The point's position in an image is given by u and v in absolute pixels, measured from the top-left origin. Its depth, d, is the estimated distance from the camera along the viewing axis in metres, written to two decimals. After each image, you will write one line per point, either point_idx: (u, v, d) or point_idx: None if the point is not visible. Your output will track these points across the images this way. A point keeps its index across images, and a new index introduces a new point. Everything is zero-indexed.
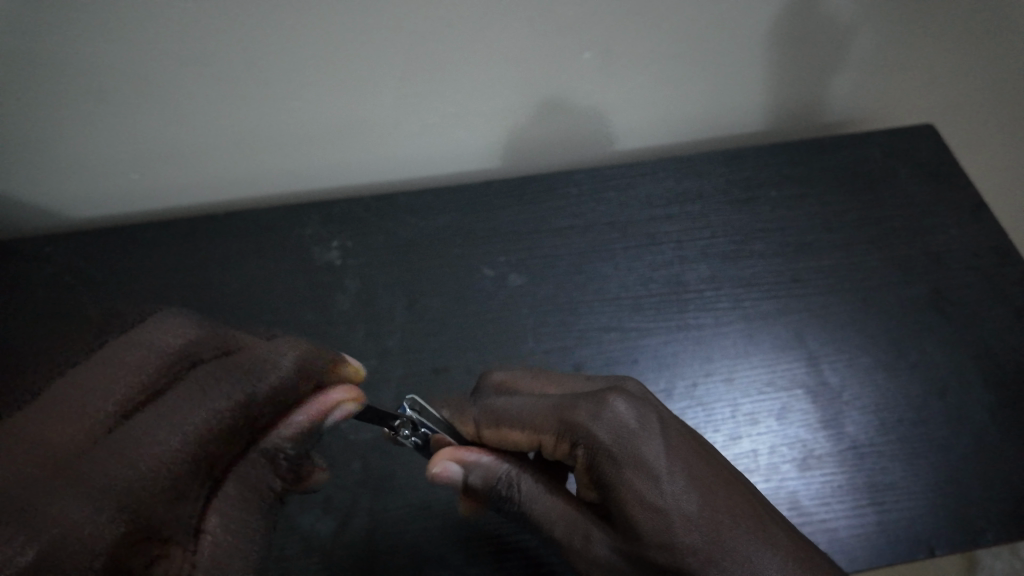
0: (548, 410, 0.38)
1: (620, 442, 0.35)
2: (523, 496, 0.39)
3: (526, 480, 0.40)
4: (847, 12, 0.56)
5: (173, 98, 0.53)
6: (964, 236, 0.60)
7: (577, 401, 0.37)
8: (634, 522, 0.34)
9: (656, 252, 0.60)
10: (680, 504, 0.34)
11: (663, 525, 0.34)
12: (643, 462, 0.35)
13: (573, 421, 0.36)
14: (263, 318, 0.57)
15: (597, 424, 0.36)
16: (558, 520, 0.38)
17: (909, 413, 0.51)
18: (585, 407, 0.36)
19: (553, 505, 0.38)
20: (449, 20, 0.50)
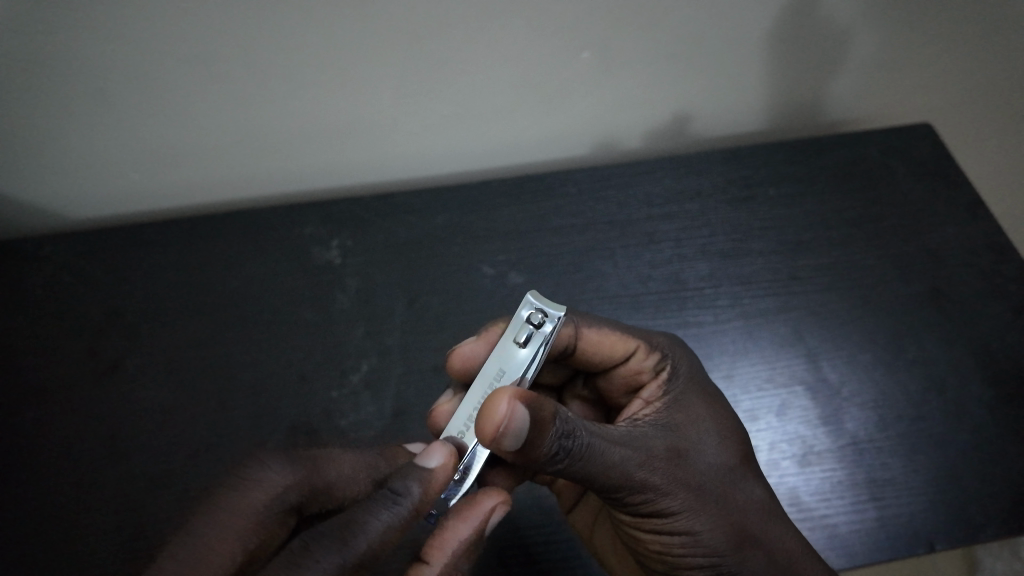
0: (635, 330, 0.45)
1: (698, 369, 0.45)
2: (588, 427, 0.34)
3: (579, 421, 0.34)
4: (844, 11, 0.56)
5: (174, 99, 0.54)
6: (962, 234, 0.60)
7: (652, 334, 0.46)
8: (699, 428, 0.40)
9: (655, 250, 0.60)
10: (732, 425, 0.42)
11: (719, 434, 0.41)
12: (709, 386, 0.44)
13: (659, 342, 0.45)
14: (265, 317, 0.57)
15: (682, 355, 0.45)
16: (629, 444, 0.36)
17: (908, 410, 0.51)
18: (673, 340, 0.46)
19: (615, 432, 0.36)
20: (449, 19, 0.51)
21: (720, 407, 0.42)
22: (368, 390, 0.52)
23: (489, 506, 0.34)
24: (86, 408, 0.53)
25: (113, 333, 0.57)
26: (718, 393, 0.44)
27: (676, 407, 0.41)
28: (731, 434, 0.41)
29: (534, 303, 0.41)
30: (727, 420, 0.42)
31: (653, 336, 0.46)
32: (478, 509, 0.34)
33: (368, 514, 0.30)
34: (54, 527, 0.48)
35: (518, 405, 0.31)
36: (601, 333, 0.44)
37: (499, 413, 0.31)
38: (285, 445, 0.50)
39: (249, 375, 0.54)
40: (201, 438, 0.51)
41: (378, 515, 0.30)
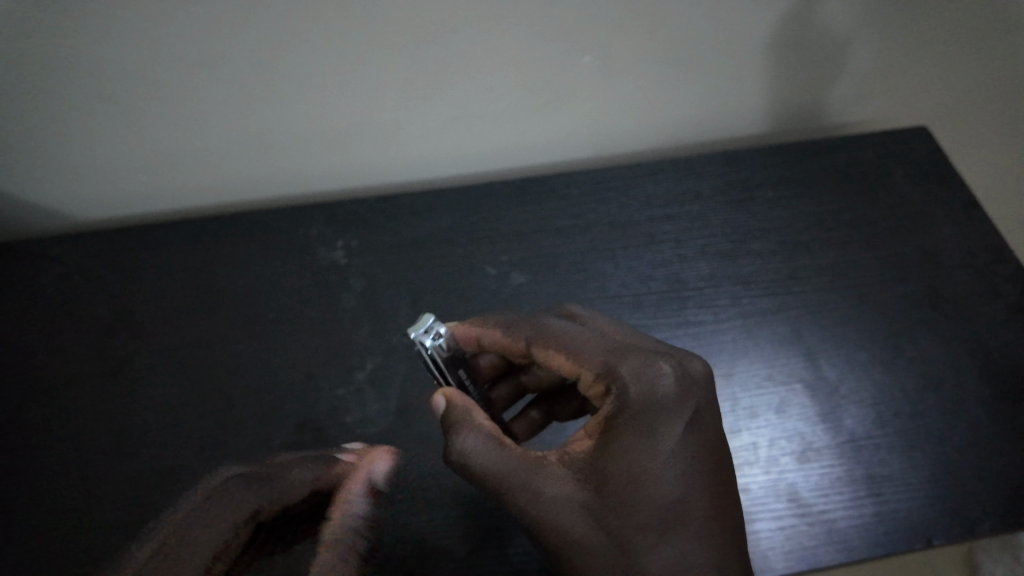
0: (602, 349, 0.39)
1: (665, 398, 0.37)
2: (483, 443, 0.37)
3: (470, 440, 0.37)
4: (838, 20, 0.57)
5: (186, 105, 0.55)
6: (958, 235, 0.61)
7: (634, 353, 0.38)
8: (608, 482, 0.36)
9: (655, 251, 0.61)
10: (666, 486, 0.35)
11: (632, 496, 0.35)
12: (666, 426, 0.36)
13: (621, 366, 0.38)
14: (272, 316, 0.58)
15: (646, 378, 0.37)
16: (515, 472, 0.37)
17: (904, 407, 0.52)
18: (642, 357, 0.38)
19: (509, 457, 0.37)
20: (453, 23, 0.51)
21: (656, 460, 0.36)
22: (374, 388, 0.53)
23: (366, 466, 0.45)
24: (96, 405, 0.54)
25: (120, 331, 0.58)
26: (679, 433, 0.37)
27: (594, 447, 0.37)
28: (656, 496, 0.35)
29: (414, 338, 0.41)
30: (658, 475, 0.36)
31: (614, 351, 0.39)
32: (356, 469, 0.44)
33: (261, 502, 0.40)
34: (63, 524, 0.48)
35: (439, 398, 0.41)
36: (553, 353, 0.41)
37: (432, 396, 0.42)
38: (292, 442, 0.51)
39: (255, 374, 0.55)
40: (208, 434, 0.52)
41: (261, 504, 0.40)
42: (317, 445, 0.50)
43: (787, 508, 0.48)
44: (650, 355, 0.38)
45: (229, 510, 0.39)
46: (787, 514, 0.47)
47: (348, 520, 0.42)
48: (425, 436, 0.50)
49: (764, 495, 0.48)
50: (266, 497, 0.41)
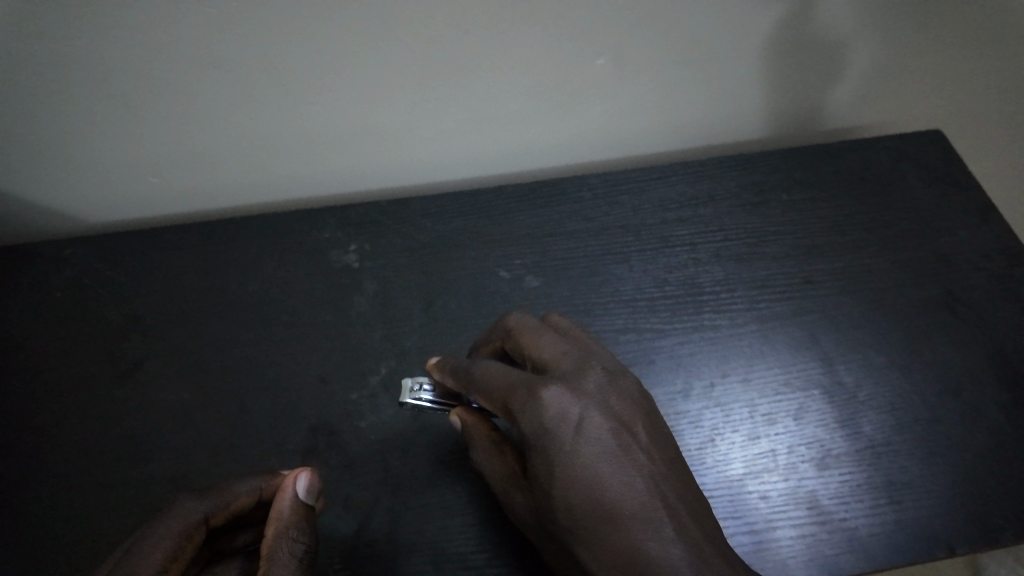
0: (500, 388, 0.42)
1: (549, 426, 0.39)
2: (486, 457, 0.44)
3: (479, 455, 0.44)
4: (856, 26, 0.57)
5: (199, 107, 0.54)
6: (974, 238, 0.61)
7: (521, 387, 0.41)
8: (538, 496, 0.40)
9: (670, 255, 0.60)
10: (570, 493, 0.38)
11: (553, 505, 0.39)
12: (555, 450, 0.39)
13: (511, 405, 0.41)
14: (283, 320, 0.58)
15: (528, 412, 0.40)
16: (497, 485, 0.44)
17: (923, 413, 0.51)
18: (522, 394, 0.40)
19: (497, 471, 0.44)
20: (467, 25, 0.51)
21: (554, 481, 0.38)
22: (387, 392, 0.53)
23: (289, 485, 0.41)
24: (106, 409, 0.53)
25: (130, 335, 0.57)
26: (569, 453, 0.39)
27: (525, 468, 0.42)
28: (567, 502, 0.38)
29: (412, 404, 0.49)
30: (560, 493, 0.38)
31: (505, 390, 0.41)
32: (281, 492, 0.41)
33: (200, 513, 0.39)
34: (73, 530, 0.47)
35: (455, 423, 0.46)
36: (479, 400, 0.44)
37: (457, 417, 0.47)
38: (305, 448, 0.50)
39: (266, 378, 0.54)
40: (220, 440, 0.51)
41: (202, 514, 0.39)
42: (330, 450, 0.50)
43: (807, 515, 0.47)
44: (530, 389, 0.40)
45: (180, 515, 0.38)
46: (807, 522, 0.47)
47: (283, 548, 0.39)
48: (439, 442, 0.50)
49: (784, 502, 0.48)
50: (214, 501, 0.40)
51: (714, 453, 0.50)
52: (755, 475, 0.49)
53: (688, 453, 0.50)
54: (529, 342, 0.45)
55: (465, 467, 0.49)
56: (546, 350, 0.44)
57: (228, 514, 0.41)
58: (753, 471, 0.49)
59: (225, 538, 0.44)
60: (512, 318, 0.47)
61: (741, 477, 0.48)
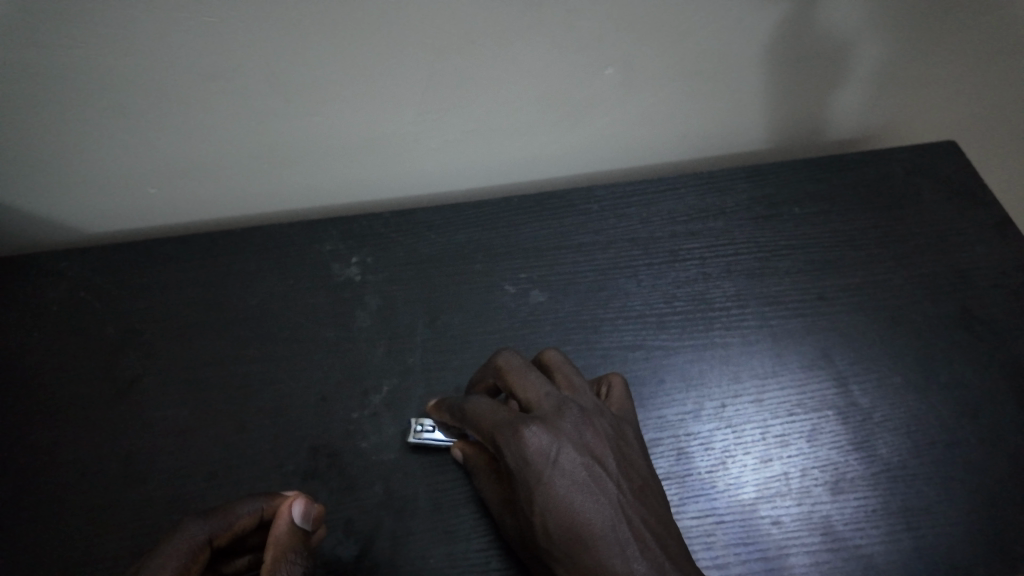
0: (486, 423, 0.42)
1: (525, 466, 0.39)
2: (481, 483, 0.45)
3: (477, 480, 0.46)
4: (872, 37, 0.55)
5: (199, 117, 0.53)
6: (991, 253, 0.59)
7: (503, 423, 0.41)
8: (523, 524, 0.40)
9: (679, 269, 0.59)
10: (548, 524, 0.38)
11: (535, 534, 0.39)
12: (532, 489, 0.39)
13: (495, 440, 0.41)
14: (284, 335, 0.56)
15: (508, 453, 0.40)
16: (492, 509, 0.44)
17: (941, 436, 0.50)
18: (504, 430, 0.41)
19: (490, 496, 0.44)
20: (474, 35, 0.49)
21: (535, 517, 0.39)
22: (389, 411, 0.51)
23: (287, 509, 0.40)
24: (103, 427, 0.52)
25: (128, 350, 0.56)
26: (545, 493, 0.39)
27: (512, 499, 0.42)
28: (546, 532, 0.39)
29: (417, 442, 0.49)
30: (540, 529, 0.39)
31: (487, 429, 0.42)
32: (279, 515, 0.40)
33: (205, 532, 0.38)
34: (68, 552, 0.46)
35: (454, 452, 0.47)
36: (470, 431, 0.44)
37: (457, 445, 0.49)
38: (306, 468, 0.49)
39: (267, 395, 0.53)
40: (219, 459, 0.50)
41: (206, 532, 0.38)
42: (331, 471, 0.49)
43: (821, 542, 0.46)
44: (508, 429, 0.40)
45: (182, 536, 0.37)
46: (821, 548, 0.45)
47: (282, 570, 0.38)
48: (443, 463, 0.49)
49: (797, 528, 0.46)
50: (218, 523, 0.39)
51: (726, 477, 0.48)
52: (767, 500, 0.47)
53: (699, 476, 0.48)
54: (511, 379, 0.44)
55: (471, 489, 0.47)
56: (528, 387, 0.43)
57: (231, 535, 0.40)
58: (766, 495, 0.47)
59: (223, 563, 0.43)
60: (500, 356, 0.45)
61: (754, 502, 0.47)
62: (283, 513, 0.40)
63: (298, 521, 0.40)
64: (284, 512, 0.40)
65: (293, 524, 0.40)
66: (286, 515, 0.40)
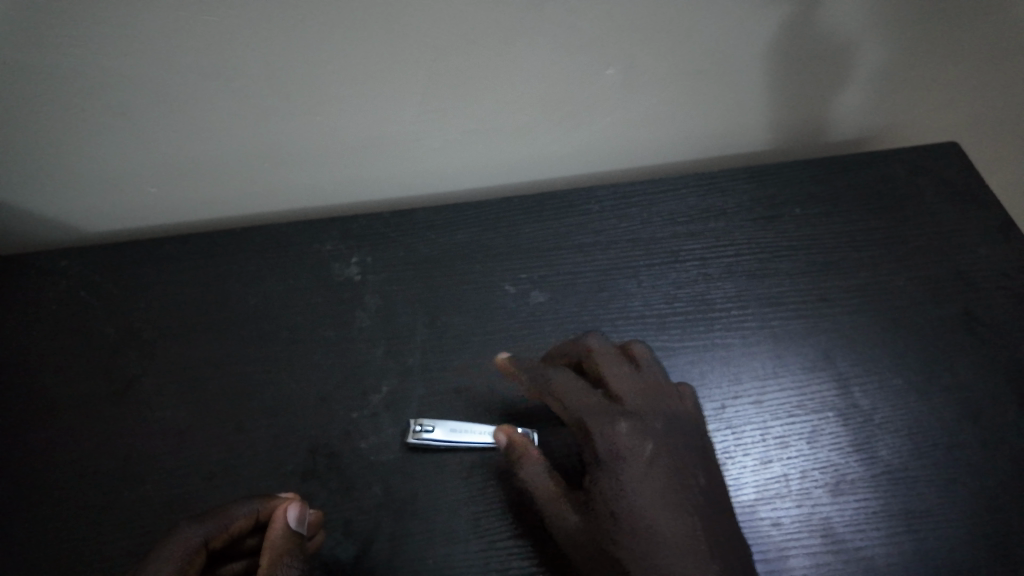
0: (579, 406, 0.44)
1: (619, 454, 0.41)
2: (529, 469, 0.44)
3: (524, 467, 0.44)
4: (874, 38, 0.55)
5: (197, 117, 0.53)
6: (994, 255, 0.59)
7: (596, 411, 0.43)
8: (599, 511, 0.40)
9: (680, 270, 0.59)
10: (632, 512, 0.39)
11: (617, 520, 0.39)
12: (617, 474, 0.40)
13: (589, 423, 0.43)
14: (284, 335, 0.56)
15: (601, 436, 0.42)
16: (542, 495, 0.43)
17: (942, 438, 0.50)
18: (602, 417, 0.43)
19: (545, 482, 0.43)
20: (474, 34, 0.49)
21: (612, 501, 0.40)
22: (389, 412, 0.51)
23: (281, 513, 0.40)
24: (102, 427, 0.52)
25: (128, 349, 0.56)
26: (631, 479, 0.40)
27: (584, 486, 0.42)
28: (631, 519, 0.39)
29: (412, 443, 0.49)
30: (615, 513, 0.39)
31: (581, 411, 0.44)
32: (274, 520, 0.40)
33: (203, 536, 0.38)
34: (65, 552, 0.46)
35: (496, 433, 0.45)
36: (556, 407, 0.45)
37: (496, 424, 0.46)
38: (305, 469, 0.49)
39: (266, 395, 0.53)
40: (218, 459, 0.50)
41: (204, 536, 0.38)
42: (330, 471, 0.49)
43: (821, 544, 0.46)
44: (606, 417, 0.43)
45: (179, 542, 0.37)
46: (821, 550, 0.45)
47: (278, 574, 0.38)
48: (443, 464, 0.48)
49: (797, 530, 0.46)
50: (215, 526, 0.39)
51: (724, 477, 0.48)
52: (767, 502, 0.47)
53: None
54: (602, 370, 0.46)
55: (470, 490, 0.47)
56: (621, 382, 0.45)
57: (228, 537, 0.40)
58: (766, 497, 0.47)
59: (221, 564, 0.43)
60: (592, 343, 0.48)
61: (753, 503, 0.47)
62: (279, 516, 0.40)
63: (293, 523, 0.40)
64: (280, 514, 0.40)
65: (288, 526, 0.40)
66: (282, 516, 0.40)
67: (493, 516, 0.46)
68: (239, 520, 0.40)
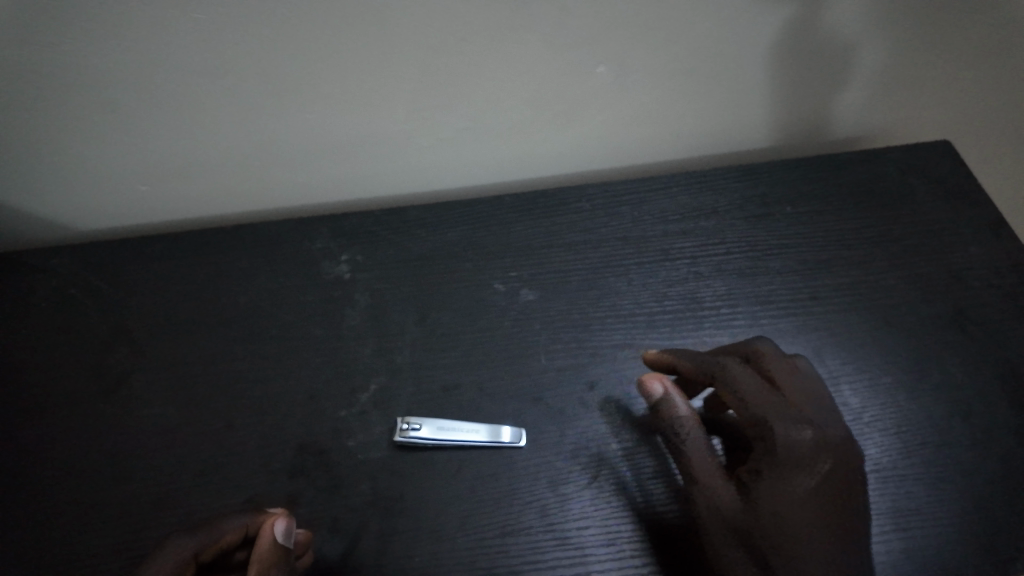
0: (762, 399, 0.43)
1: (798, 457, 0.41)
2: (694, 440, 0.44)
3: (690, 434, 0.45)
4: (866, 37, 0.55)
5: (188, 114, 0.53)
6: (985, 254, 0.59)
7: (786, 410, 0.42)
8: (755, 500, 0.40)
9: (670, 268, 0.59)
10: (811, 516, 0.39)
11: (772, 516, 0.39)
12: (792, 482, 0.40)
13: (769, 419, 0.42)
14: (274, 333, 0.56)
15: (783, 435, 0.41)
16: (697, 469, 0.43)
17: (932, 437, 0.50)
18: (787, 417, 0.42)
19: (705, 457, 0.43)
20: (465, 33, 0.49)
21: (780, 506, 0.39)
22: (377, 410, 0.51)
23: (269, 528, 0.40)
24: (92, 424, 0.52)
25: (118, 347, 0.56)
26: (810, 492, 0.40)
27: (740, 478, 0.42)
28: (795, 520, 0.39)
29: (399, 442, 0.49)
30: (779, 519, 0.39)
31: (754, 405, 0.43)
32: (262, 535, 0.40)
33: (192, 547, 0.40)
34: (52, 550, 0.46)
35: (653, 387, 0.47)
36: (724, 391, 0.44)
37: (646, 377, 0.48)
38: (293, 467, 0.49)
39: (256, 393, 0.53)
40: (207, 457, 0.50)
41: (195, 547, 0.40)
42: (318, 469, 0.49)
43: None
44: (791, 418, 0.42)
45: (169, 551, 0.39)
46: None
47: None
48: (431, 462, 0.48)
49: None
50: (204, 537, 0.40)
51: None
52: None
53: None
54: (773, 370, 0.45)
55: (457, 488, 0.47)
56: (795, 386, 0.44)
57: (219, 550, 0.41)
58: None
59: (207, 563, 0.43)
60: (762, 345, 0.47)
61: None
62: (268, 530, 0.40)
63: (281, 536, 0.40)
64: (269, 529, 0.40)
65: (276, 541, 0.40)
66: (271, 531, 0.40)
67: (480, 514, 0.46)
68: (228, 533, 0.41)
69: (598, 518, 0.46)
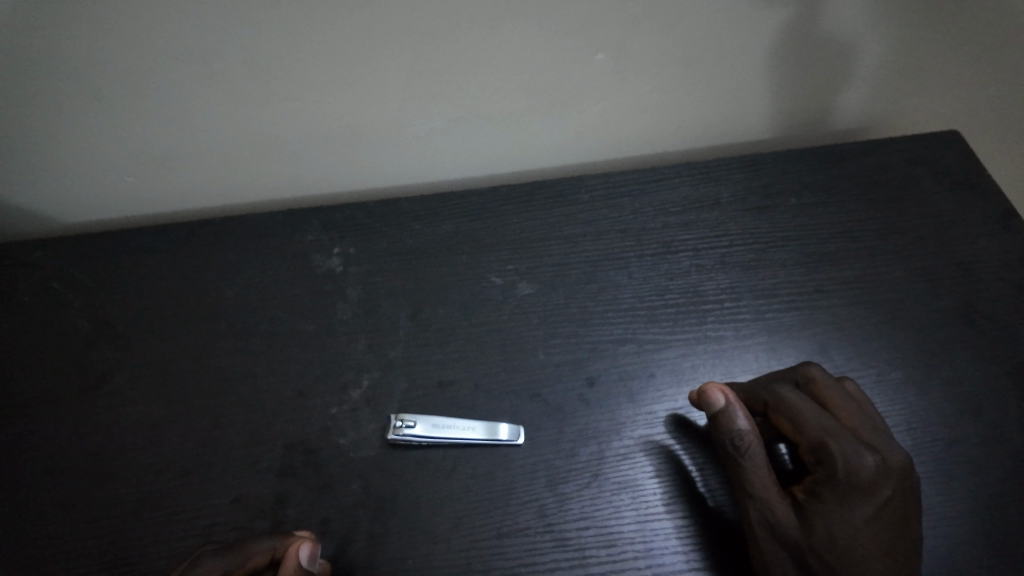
0: (822, 424, 0.41)
1: (860, 485, 0.39)
2: (754, 458, 0.42)
3: (751, 449, 0.42)
4: (874, 25, 0.54)
5: (175, 104, 0.51)
6: (995, 246, 0.57)
7: (849, 435, 0.41)
8: (812, 523, 0.39)
9: (672, 261, 0.57)
10: (869, 542, 0.38)
11: (829, 541, 0.39)
12: (852, 506, 0.39)
13: (829, 444, 0.40)
14: (263, 328, 0.55)
15: (846, 461, 0.40)
16: (755, 485, 0.41)
17: (942, 434, 0.48)
18: (851, 444, 0.40)
19: (765, 474, 0.41)
20: (458, 17, 0.47)
21: (838, 529, 0.39)
22: (368, 407, 0.50)
23: (294, 553, 0.38)
24: (74, 423, 0.50)
25: (102, 343, 0.55)
26: (871, 517, 0.39)
27: (795, 497, 0.41)
28: (853, 546, 0.38)
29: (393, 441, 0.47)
30: (840, 544, 0.38)
31: (816, 430, 0.41)
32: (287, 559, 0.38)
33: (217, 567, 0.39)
34: (31, 552, 0.44)
35: (716, 397, 0.44)
36: (783, 415, 0.43)
37: (702, 388, 0.45)
38: (282, 466, 0.47)
39: (244, 390, 0.51)
40: (193, 455, 0.48)
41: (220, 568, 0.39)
42: (306, 468, 0.47)
43: None
44: (855, 445, 0.40)
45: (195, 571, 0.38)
46: None
47: None
48: (424, 461, 0.47)
49: None
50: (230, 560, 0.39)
51: (718, 475, 0.45)
52: None
53: (689, 475, 0.45)
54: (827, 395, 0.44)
55: (451, 488, 0.46)
56: (850, 408, 0.43)
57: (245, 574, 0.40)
58: None
59: None
60: (816, 370, 0.46)
61: None
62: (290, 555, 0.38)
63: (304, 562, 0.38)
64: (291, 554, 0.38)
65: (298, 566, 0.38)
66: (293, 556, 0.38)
67: (475, 514, 0.45)
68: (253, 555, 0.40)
69: (598, 518, 0.44)
